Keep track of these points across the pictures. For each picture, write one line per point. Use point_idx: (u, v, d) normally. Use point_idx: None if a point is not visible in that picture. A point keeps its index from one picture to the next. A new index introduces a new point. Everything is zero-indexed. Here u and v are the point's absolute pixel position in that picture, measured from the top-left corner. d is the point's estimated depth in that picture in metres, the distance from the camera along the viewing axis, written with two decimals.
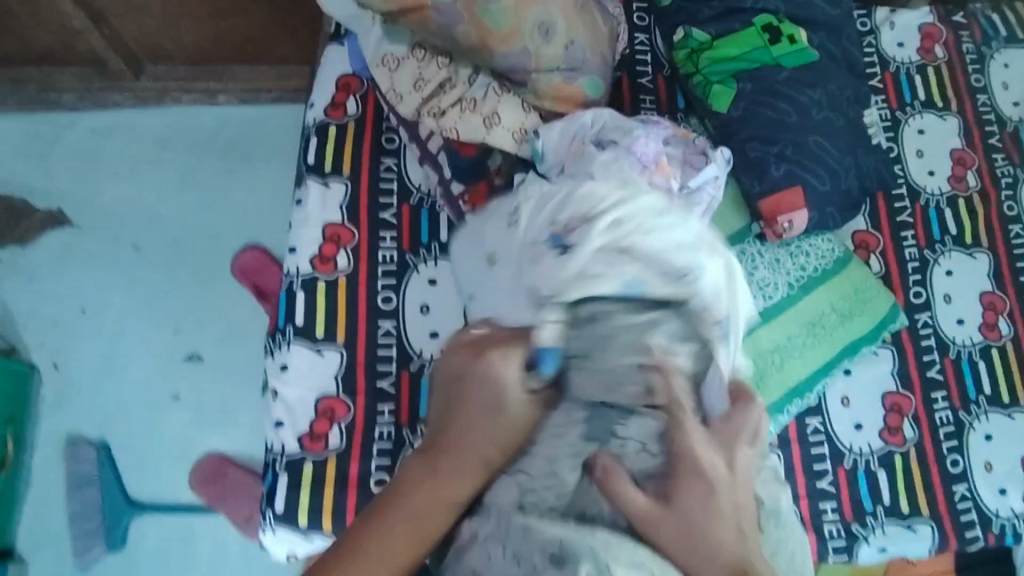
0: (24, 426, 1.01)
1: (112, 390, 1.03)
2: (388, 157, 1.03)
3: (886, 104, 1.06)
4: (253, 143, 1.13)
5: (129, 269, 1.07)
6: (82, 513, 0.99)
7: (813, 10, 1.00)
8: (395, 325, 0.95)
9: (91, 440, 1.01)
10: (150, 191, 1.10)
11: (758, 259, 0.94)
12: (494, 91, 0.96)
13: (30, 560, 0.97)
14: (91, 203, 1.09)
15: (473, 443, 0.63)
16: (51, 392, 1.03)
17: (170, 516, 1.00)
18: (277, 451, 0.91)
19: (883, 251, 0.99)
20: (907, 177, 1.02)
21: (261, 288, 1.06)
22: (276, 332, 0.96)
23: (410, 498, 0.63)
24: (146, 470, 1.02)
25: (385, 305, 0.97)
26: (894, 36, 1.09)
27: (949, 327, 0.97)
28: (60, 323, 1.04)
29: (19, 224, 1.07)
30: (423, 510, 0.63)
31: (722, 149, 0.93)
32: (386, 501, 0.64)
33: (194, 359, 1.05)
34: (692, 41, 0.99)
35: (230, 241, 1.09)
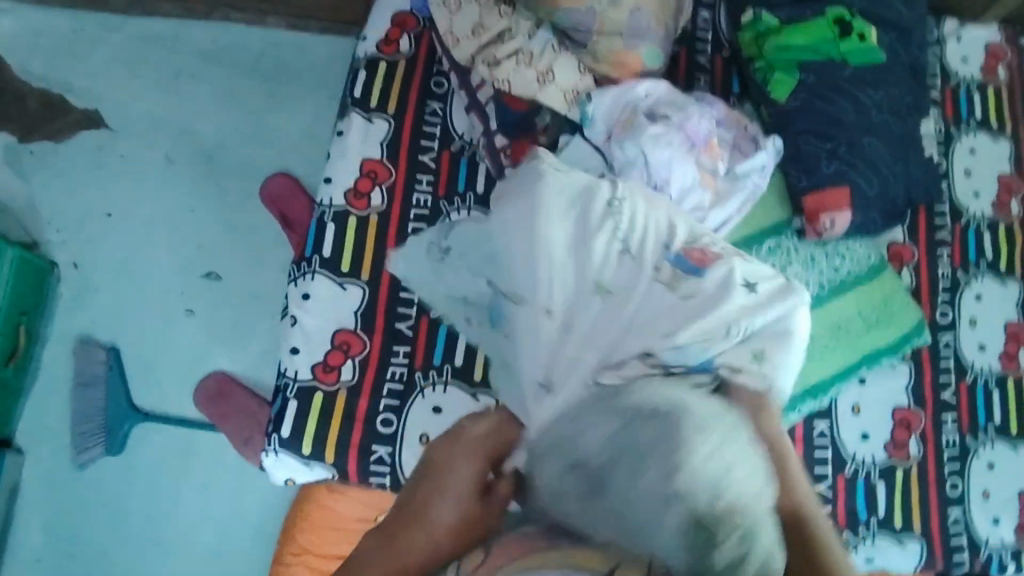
0: (39, 320, 1.03)
1: (129, 297, 1.05)
2: (434, 100, 1.01)
3: (942, 119, 1.02)
4: (294, 69, 1.11)
5: (160, 180, 1.08)
6: (86, 411, 1.01)
7: (886, 7, 0.95)
8: None
9: (103, 342, 1.04)
10: (188, 106, 1.10)
11: (793, 255, 0.89)
12: (552, 47, 0.93)
13: (30, 449, 1.01)
14: (130, 110, 1.09)
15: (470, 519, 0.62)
16: (69, 290, 1.05)
17: (169, 426, 1.03)
18: (289, 375, 0.93)
19: (916, 266, 0.96)
20: (952, 196, 0.99)
21: (288, 217, 1.06)
22: (302, 261, 0.97)
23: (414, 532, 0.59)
24: (152, 379, 1.04)
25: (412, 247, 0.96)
26: (959, 50, 1.04)
27: (970, 351, 0.94)
28: (86, 224, 1.06)
29: (55, 121, 1.07)
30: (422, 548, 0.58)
31: (775, 138, 0.90)
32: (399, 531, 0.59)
33: (212, 277, 1.06)
34: (763, 24, 0.95)
35: (262, 164, 1.09)
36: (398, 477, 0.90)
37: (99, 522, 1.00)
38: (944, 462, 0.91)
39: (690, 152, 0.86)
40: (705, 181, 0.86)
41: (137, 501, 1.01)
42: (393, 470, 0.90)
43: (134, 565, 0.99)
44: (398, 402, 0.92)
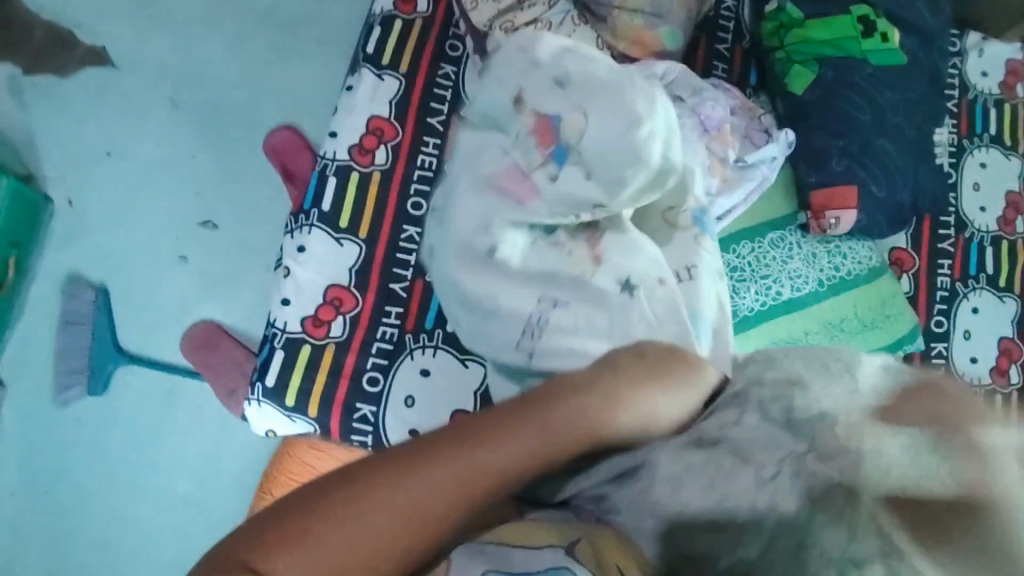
0: (28, 254, 1.02)
1: (122, 238, 1.04)
2: (449, 63, 1.00)
3: (956, 130, 1.01)
4: (311, 22, 1.09)
5: (163, 124, 1.06)
6: (72, 350, 1.00)
7: (911, 10, 0.94)
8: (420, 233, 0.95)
9: (92, 282, 1.02)
10: (198, 50, 1.08)
11: (794, 249, 0.88)
12: (572, 20, 0.92)
13: (11, 384, 1.00)
14: (138, 51, 1.07)
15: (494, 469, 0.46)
16: (61, 226, 1.03)
17: (154, 372, 1.02)
18: (278, 326, 0.91)
19: (916, 275, 0.96)
20: (958, 207, 0.99)
21: (289, 170, 1.05)
22: (300, 213, 0.95)
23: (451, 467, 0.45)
24: (139, 324, 1.02)
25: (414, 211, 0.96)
26: (980, 64, 1.03)
27: (962, 364, 0.94)
28: (84, 161, 1.05)
29: (61, 54, 1.06)
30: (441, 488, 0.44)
31: (787, 131, 0.88)
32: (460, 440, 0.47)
33: (208, 226, 1.05)
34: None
35: (268, 116, 1.07)
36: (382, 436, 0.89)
37: (75, 461, 0.99)
38: None
39: (702, 137, 0.85)
40: (715, 168, 0.84)
41: (115, 444, 1.00)
42: (375, 431, 0.89)
43: (108, 508, 0.98)
44: (387, 360, 0.91)
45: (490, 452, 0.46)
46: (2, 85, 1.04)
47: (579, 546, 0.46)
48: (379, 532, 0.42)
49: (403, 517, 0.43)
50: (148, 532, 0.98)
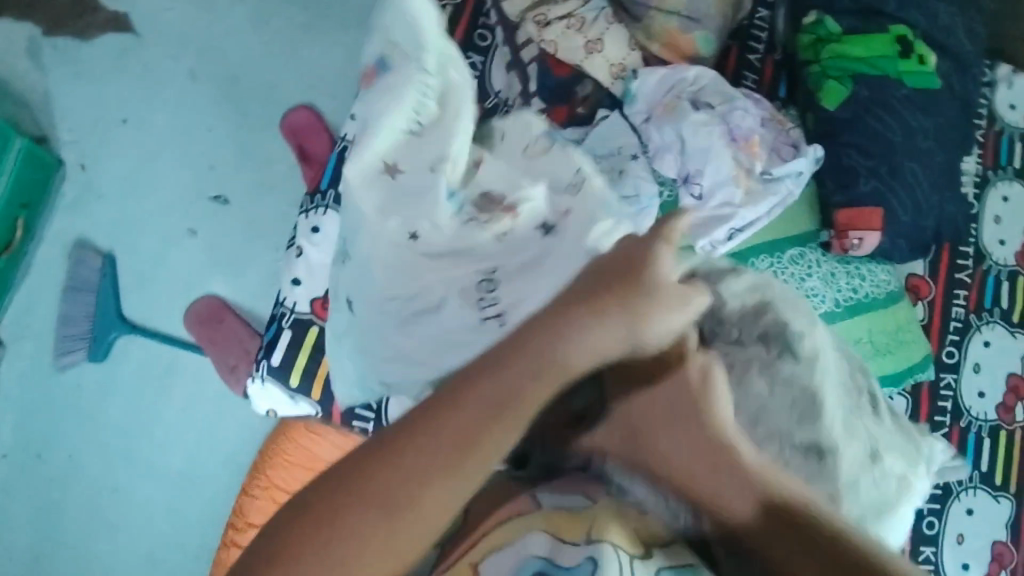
0: (37, 216, 1.01)
1: (132, 207, 1.03)
2: (475, 53, 0.93)
3: (982, 160, 1.00)
4: (336, 3, 1.08)
5: (180, 96, 1.05)
6: (74, 316, 1.00)
7: (948, 35, 0.93)
8: None
9: (100, 250, 1.02)
10: (222, 23, 1.07)
11: (814, 267, 0.87)
12: (605, 17, 0.90)
13: (11, 346, 0.99)
14: (160, 20, 1.06)
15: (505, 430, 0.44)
16: (72, 191, 1.03)
17: (155, 344, 1.01)
18: (287, 306, 0.91)
19: (932, 301, 0.95)
20: (978, 238, 0.97)
21: (306, 149, 1.04)
22: (317, 195, 0.94)
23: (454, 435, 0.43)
24: (144, 295, 1.02)
25: None
26: (1008, 96, 1.02)
27: (969, 397, 0.94)
28: (100, 127, 1.04)
29: (83, 18, 1.04)
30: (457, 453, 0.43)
31: (816, 146, 0.87)
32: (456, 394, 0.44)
33: (220, 202, 1.04)
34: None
35: (287, 94, 1.06)
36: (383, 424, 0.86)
37: (71, 428, 0.99)
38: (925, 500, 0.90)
39: (729, 146, 0.84)
40: (740, 178, 0.83)
41: (111, 414, 1.00)
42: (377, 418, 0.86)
43: (100, 478, 0.98)
44: None
45: (444, 430, 0.43)
46: (21, 45, 1.03)
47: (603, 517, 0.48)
48: (370, 540, 0.42)
49: (374, 524, 0.42)
50: (139, 504, 0.98)
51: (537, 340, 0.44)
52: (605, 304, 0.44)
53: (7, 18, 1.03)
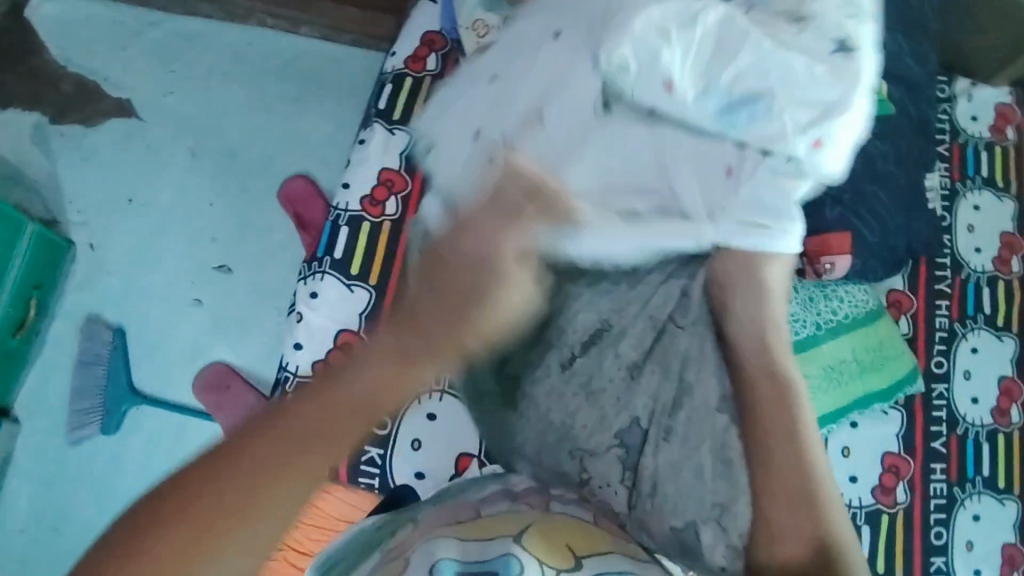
0: (49, 296, 1.05)
1: (140, 280, 1.07)
2: None
3: (948, 173, 1.04)
4: (323, 77, 1.14)
5: (182, 172, 1.11)
6: (86, 390, 1.03)
7: (902, 62, 0.97)
8: None
9: (109, 323, 1.06)
10: (218, 103, 1.13)
11: (793, 293, 0.90)
12: None
13: (25, 423, 1.02)
14: (159, 103, 1.12)
15: (353, 390, 0.47)
16: (82, 268, 1.07)
17: (165, 413, 1.03)
18: (290, 370, 0.93)
19: (914, 315, 0.98)
20: (953, 249, 1.01)
21: (302, 218, 1.09)
22: (313, 261, 0.98)
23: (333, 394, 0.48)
24: (154, 365, 1.05)
25: None
26: (970, 108, 1.06)
27: (963, 404, 0.96)
28: (107, 207, 1.09)
29: (87, 106, 1.11)
30: (314, 432, 0.48)
31: None
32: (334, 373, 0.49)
33: (223, 270, 1.08)
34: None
35: (283, 164, 1.12)
36: (387, 478, 0.86)
37: (86, 500, 1.00)
38: (931, 511, 0.92)
39: None
40: None
41: (124, 484, 1.01)
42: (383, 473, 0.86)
43: None
44: None
45: (353, 399, 0.48)
46: (30, 133, 1.09)
47: (529, 539, 0.57)
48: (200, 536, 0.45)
49: (253, 518, 0.47)
50: None
51: (433, 291, 0.45)
52: (440, 277, 0.45)
53: (16, 108, 1.10)
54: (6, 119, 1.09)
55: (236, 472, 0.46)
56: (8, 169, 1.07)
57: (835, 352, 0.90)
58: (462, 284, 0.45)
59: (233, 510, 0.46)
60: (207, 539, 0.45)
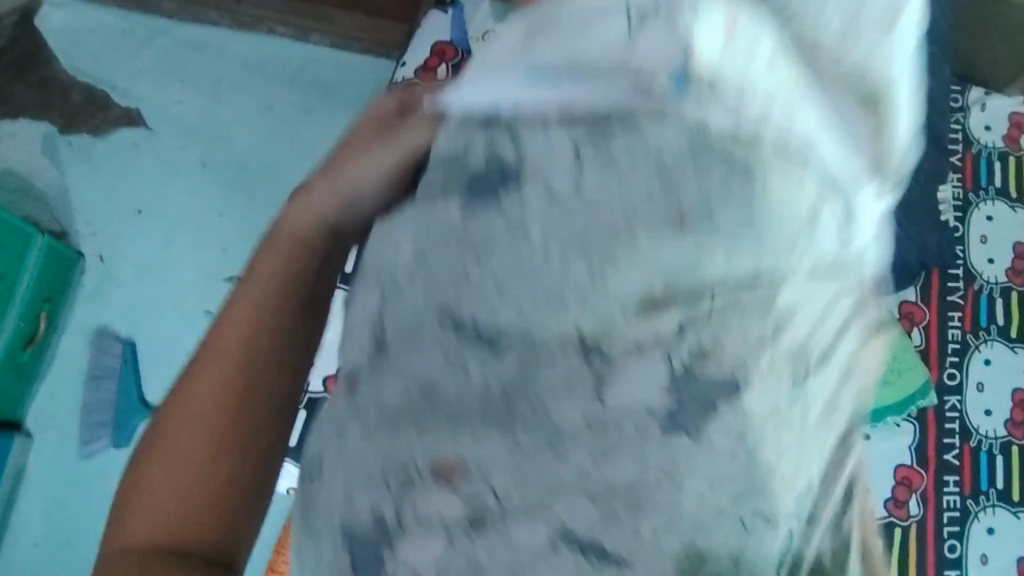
0: (59, 308, 1.04)
1: (151, 292, 1.07)
2: None
3: (961, 184, 1.04)
4: (333, 85, 1.13)
5: (192, 183, 1.10)
6: (97, 405, 1.03)
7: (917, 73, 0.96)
8: None
9: (120, 336, 1.05)
10: (227, 111, 1.12)
11: None
12: None
13: (36, 437, 1.01)
14: (169, 113, 1.11)
15: (235, 348, 0.48)
16: (92, 279, 1.07)
17: None
18: None
19: (927, 326, 0.97)
20: (966, 259, 1.01)
21: None
22: None
23: (214, 359, 0.48)
24: (164, 378, 1.04)
25: None
26: (983, 118, 1.06)
27: (976, 416, 0.96)
28: (116, 218, 1.08)
29: (95, 115, 1.10)
30: (213, 393, 0.47)
31: None
32: (201, 358, 0.48)
33: (233, 281, 1.08)
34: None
35: (293, 175, 1.11)
36: None
37: (98, 514, 1.00)
38: (944, 524, 0.92)
39: None
40: None
41: None
42: None
43: None
44: None
45: (241, 343, 0.48)
46: (39, 143, 1.08)
47: None
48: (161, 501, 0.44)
49: (205, 466, 0.45)
50: None
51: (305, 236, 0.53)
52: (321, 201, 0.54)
53: (25, 118, 1.09)
54: (15, 129, 1.08)
55: (185, 423, 0.46)
56: (18, 180, 1.07)
57: None
58: (342, 207, 0.54)
59: (184, 490, 0.44)
60: (179, 515, 0.44)
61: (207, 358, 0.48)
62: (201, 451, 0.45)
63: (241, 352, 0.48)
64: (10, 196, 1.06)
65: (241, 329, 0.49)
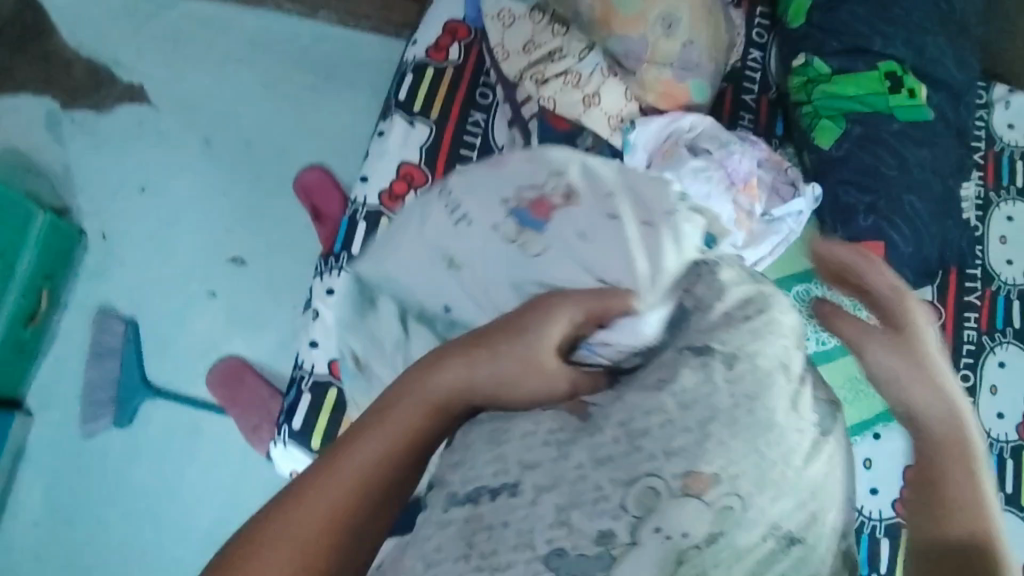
0: (61, 285, 1.04)
1: (154, 271, 1.06)
2: (479, 111, 0.98)
3: (982, 181, 1.01)
4: (341, 65, 1.12)
5: (196, 161, 1.09)
6: (99, 383, 1.01)
7: (941, 65, 0.93)
8: None
9: (122, 315, 1.04)
10: (233, 89, 1.11)
11: (822, 303, 0.88)
12: (601, 72, 0.90)
13: (37, 415, 1.01)
14: (174, 89, 1.10)
15: (372, 451, 0.42)
16: (94, 257, 1.05)
17: (178, 406, 1.02)
18: (305, 369, 0.88)
19: (942, 326, 0.96)
20: (984, 259, 0.98)
21: (318, 209, 1.07)
22: (330, 256, 0.93)
23: (363, 449, 0.42)
24: (166, 358, 1.03)
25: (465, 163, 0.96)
26: (1007, 115, 1.03)
27: (988, 419, 0.94)
28: (119, 195, 1.07)
29: (99, 91, 1.09)
30: (337, 497, 0.40)
31: (814, 184, 0.88)
32: (340, 452, 0.42)
33: (236, 262, 1.06)
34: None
35: (298, 154, 1.09)
36: None
37: (97, 493, 0.99)
38: None
39: (727, 190, 0.84)
40: (741, 221, 0.83)
41: (137, 478, 1.00)
42: None
43: (125, 543, 0.98)
44: None
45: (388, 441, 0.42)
46: (42, 118, 1.07)
47: None
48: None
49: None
50: (161, 566, 0.97)
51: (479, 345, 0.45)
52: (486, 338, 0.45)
53: (28, 93, 1.07)
54: (19, 104, 1.07)
55: (294, 525, 0.40)
56: (20, 155, 1.05)
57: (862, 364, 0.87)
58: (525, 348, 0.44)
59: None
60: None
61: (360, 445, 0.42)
62: (308, 553, 0.39)
63: (375, 473, 0.42)
64: (11, 171, 1.04)
65: (383, 446, 0.42)
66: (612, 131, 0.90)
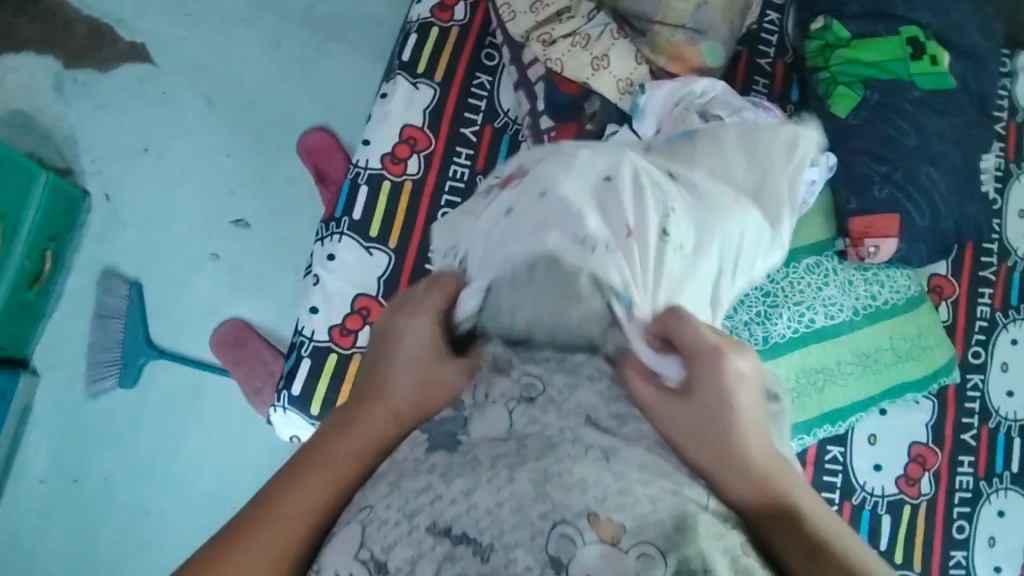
0: (65, 247, 1.04)
1: (158, 234, 1.05)
2: (484, 73, 0.96)
3: (1003, 153, 0.98)
4: (347, 25, 1.10)
5: (199, 122, 1.08)
6: (104, 344, 1.02)
7: (963, 32, 0.90)
8: (473, 158, 0.94)
9: (126, 277, 1.04)
10: (236, 49, 1.09)
11: (831, 276, 0.87)
12: (610, 33, 0.88)
13: (43, 376, 1.02)
14: (176, 49, 1.09)
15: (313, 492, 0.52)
16: (97, 218, 1.05)
17: (184, 368, 1.02)
18: (306, 334, 0.88)
19: (955, 301, 0.94)
20: (1002, 234, 0.96)
21: (322, 171, 1.04)
22: (331, 220, 0.92)
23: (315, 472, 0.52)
24: (170, 321, 1.03)
25: (471, 117, 0.95)
26: None
27: (997, 397, 0.92)
28: (122, 157, 1.06)
29: (101, 51, 1.07)
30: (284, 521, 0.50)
31: (830, 154, 0.84)
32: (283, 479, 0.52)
33: (240, 225, 1.06)
34: None
35: (301, 117, 1.08)
36: None
37: (102, 452, 1.01)
38: (954, 505, 0.90)
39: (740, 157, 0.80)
40: None
41: (144, 440, 1.01)
42: None
43: (132, 500, 0.99)
44: None
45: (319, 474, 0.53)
46: (43, 79, 1.06)
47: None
48: None
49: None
50: (167, 525, 0.99)
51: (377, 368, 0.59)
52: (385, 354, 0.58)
53: (29, 52, 1.06)
54: (21, 63, 1.06)
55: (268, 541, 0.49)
56: (22, 117, 1.05)
57: (868, 339, 0.86)
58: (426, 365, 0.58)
59: None
60: None
61: (315, 458, 0.53)
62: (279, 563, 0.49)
63: (333, 479, 0.53)
64: (14, 132, 1.04)
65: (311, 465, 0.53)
66: (621, 95, 0.87)
